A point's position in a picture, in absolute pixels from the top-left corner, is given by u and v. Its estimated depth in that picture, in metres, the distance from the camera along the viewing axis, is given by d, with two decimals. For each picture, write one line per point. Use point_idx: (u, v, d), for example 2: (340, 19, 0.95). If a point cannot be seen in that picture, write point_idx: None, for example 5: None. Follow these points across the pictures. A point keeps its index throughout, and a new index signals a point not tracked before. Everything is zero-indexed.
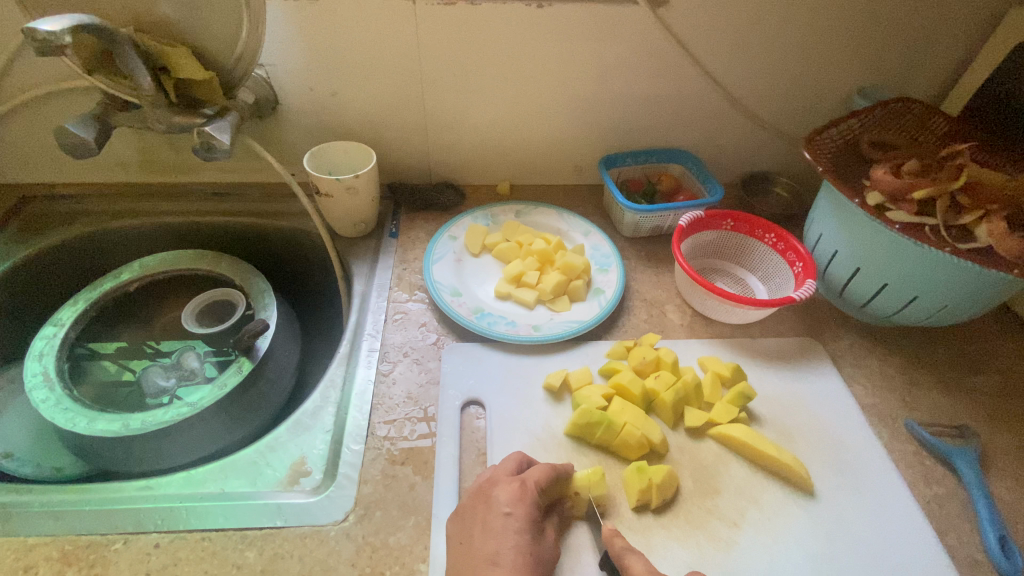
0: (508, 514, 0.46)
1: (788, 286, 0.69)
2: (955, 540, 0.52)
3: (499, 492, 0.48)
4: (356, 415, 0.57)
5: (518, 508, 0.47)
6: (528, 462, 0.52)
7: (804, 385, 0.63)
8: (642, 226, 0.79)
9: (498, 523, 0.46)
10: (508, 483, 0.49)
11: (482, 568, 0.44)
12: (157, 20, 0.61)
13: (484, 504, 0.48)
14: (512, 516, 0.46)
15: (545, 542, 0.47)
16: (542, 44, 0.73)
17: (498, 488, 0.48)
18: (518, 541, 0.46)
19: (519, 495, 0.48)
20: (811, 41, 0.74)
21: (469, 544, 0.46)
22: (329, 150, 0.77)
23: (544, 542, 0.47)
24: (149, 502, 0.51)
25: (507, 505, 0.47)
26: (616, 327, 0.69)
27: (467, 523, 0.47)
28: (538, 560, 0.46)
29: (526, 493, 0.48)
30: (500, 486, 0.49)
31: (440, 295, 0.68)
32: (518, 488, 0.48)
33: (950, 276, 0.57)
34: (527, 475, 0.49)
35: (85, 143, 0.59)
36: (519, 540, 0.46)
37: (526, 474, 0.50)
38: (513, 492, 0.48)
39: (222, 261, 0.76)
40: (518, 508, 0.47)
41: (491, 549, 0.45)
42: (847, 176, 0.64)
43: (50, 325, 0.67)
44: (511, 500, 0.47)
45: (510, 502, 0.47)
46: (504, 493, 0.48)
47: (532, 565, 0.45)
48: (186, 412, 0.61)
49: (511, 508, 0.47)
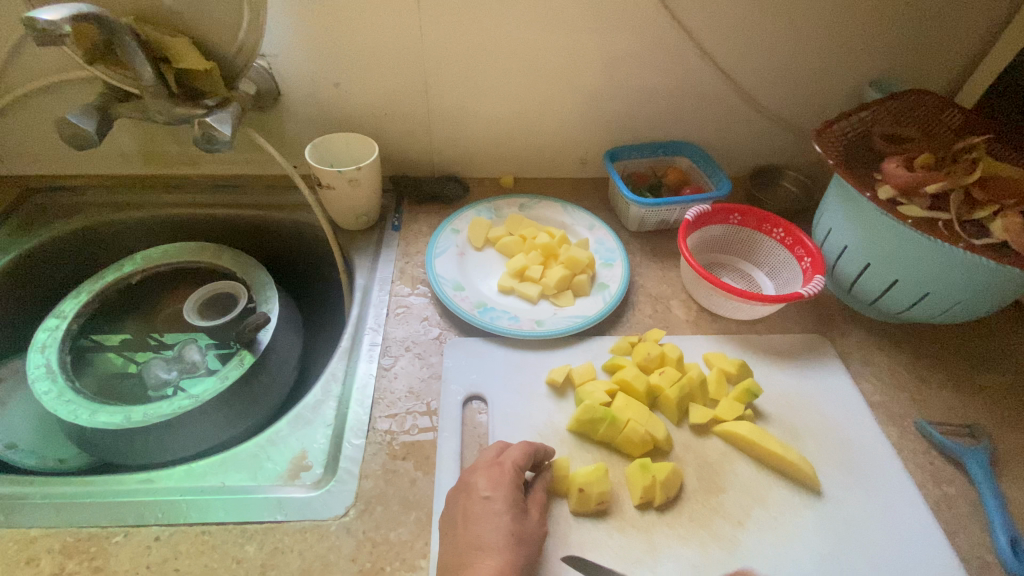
0: (486, 499, 0.47)
1: (796, 282, 0.68)
2: (963, 541, 0.51)
3: (478, 478, 0.48)
4: (357, 409, 0.57)
5: (497, 491, 0.47)
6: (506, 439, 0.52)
7: (811, 382, 0.62)
8: (647, 220, 0.78)
9: (478, 508, 0.46)
10: (485, 469, 0.49)
11: (467, 562, 0.44)
12: (157, 10, 0.61)
13: (464, 490, 0.48)
14: (490, 499, 0.47)
15: (528, 520, 0.48)
16: (548, 36, 0.72)
17: (476, 475, 0.48)
18: (499, 522, 0.45)
19: (495, 479, 0.48)
20: (822, 32, 0.72)
21: (454, 531, 0.46)
22: (330, 141, 0.75)
23: (528, 530, 0.47)
24: (151, 495, 0.51)
25: (485, 489, 0.47)
26: (620, 323, 0.68)
27: (453, 515, 0.47)
28: (523, 550, 0.46)
29: (502, 475, 0.48)
30: (478, 472, 0.49)
31: (443, 289, 0.68)
32: (497, 472, 0.48)
33: (962, 272, 0.56)
34: (504, 457, 0.49)
35: (85, 134, 0.59)
36: (500, 521, 0.45)
37: (504, 457, 0.50)
38: (491, 477, 0.48)
39: (224, 253, 0.76)
40: (498, 492, 0.47)
41: (476, 541, 0.45)
42: (858, 170, 0.63)
43: (53, 316, 0.67)
44: (489, 484, 0.47)
45: (489, 486, 0.47)
46: (482, 478, 0.48)
47: (516, 554, 0.45)
48: (187, 405, 0.61)
49: (490, 492, 0.47)
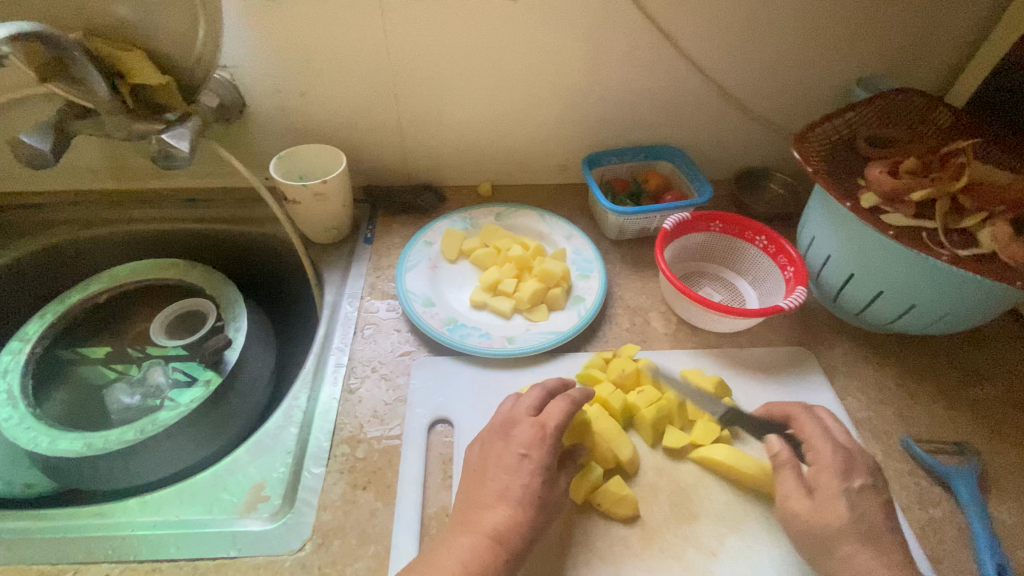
0: (523, 455, 0.47)
1: (778, 292, 0.65)
2: (949, 568, 0.49)
3: (519, 433, 0.49)
4: (318, 436, 0.55)
5: (535, 449, 0.47)
6: (549, 392, 0.53)
7: (793, 399, 0.60)
8: (627, 228, 0.75)
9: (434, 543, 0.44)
10: (528, 425, 0.49)
11: None
12: (110, 23, 0.59)
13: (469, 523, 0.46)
14: (528, 457, 0.47)
15: None
16: (519, 40, 0.69)
17: (518, 429, 0.49)
18: (530, 481, 0.46)
19: (537, 438, 0.48)
20: (805, 30, 0.69)
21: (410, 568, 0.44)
22: (298, 153, 0.73)
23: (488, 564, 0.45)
24: (103, 530, 0.49)
25: (524, 446, 0.48)
26: (596, 338, 0.66)
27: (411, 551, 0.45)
28: None
29: (544, 436, 0.48)
30: (519, 426, 0.49)
31: (412, 305, 0.65)
32: (537, 431, 0.48)
33: (948, 282, 0.54)
34: (547, 419, 0.49)
35: (40, 154, 0.56)
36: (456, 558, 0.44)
37: (545, 418, 0.49)
38: (532, 434, 0.48)
39: (194, 269, 0.74)
40: (535, 451, 0.47)
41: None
42: (839, 176, 0.60)
43: (16, 340, 0.66)
44: (529, 441, 0.48)
45: (527, 444, 0.48)
46: (524, 434, 0.49)
47: None
48: (151, 430, 0.59)
49: (527, 450, 0.47)
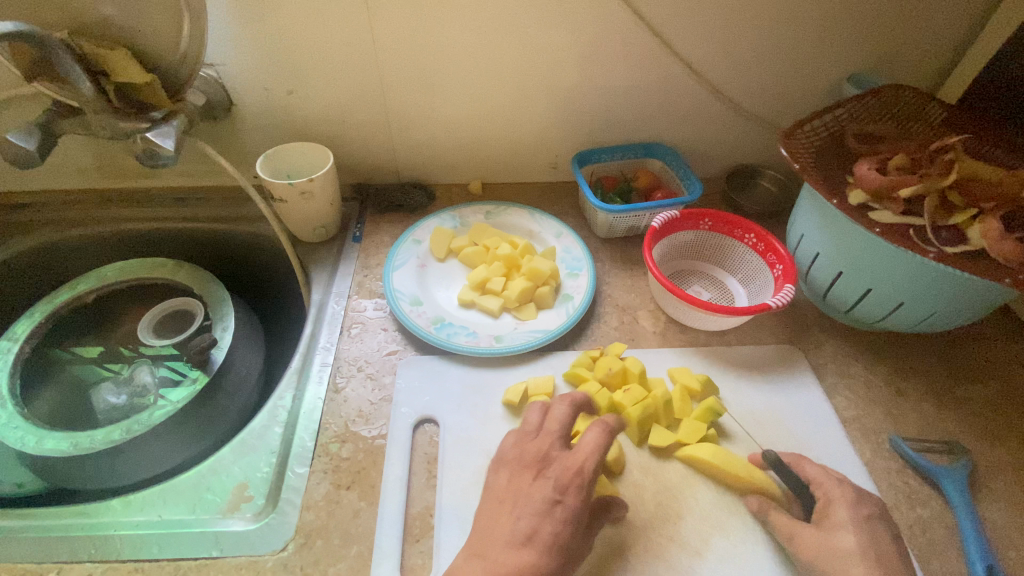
0: (556, 501, 0.45)
1: (767, 290, 0.65)
2: (937, 569, 0.49)
3: (554, 473, 0.47)
4: (303, 435, 0.55)
5: (569, 495, 0.46)
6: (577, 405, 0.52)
7: (781, 398, 0.60)
8: (616, 226, 0.75)
9: None
10: (564, 465, 0.47)
11: None
12: (93, 22, 0.59)
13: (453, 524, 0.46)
14: (561, 503, 0.45)
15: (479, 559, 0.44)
16: (507, 37, 0.68)
17: (552, 468, 0.47)
18: (559, 528, 0.45)
19: (574, 484, 0.46)
20: (795, 26, 0.68)
21: None
22: (285, 151, 0.73)
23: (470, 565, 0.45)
24: (88, 530, 0.49)
25: (559, 492, 0.46)
26: (584, 336, 0.65)
27: None
28: None
29: (580, 483, 0.46)
30: (554, 466, 0.48)
31: (399, 304, 0.65)
32: (572, 474, 0.46)
33: (937, 280, 0.53)
34: (582, 458, 0.47)
35: (26, 154, 0.56)
36: None
37: (581, 456, 0.47)
38: (568, 477, 0.46)
39: (182, 269, 0.74)
40: (569, 497, 0.46)
41: None
42: (827, 174, 0.59)
43: (4, 339, 0.65)
44: (564, 487, 0.46)
45: (561, 489, 0.46)
46: (558, 475, 0.47)
47: None
48: (138, 429, 0.59)
49: (561, 495, 0.46)
